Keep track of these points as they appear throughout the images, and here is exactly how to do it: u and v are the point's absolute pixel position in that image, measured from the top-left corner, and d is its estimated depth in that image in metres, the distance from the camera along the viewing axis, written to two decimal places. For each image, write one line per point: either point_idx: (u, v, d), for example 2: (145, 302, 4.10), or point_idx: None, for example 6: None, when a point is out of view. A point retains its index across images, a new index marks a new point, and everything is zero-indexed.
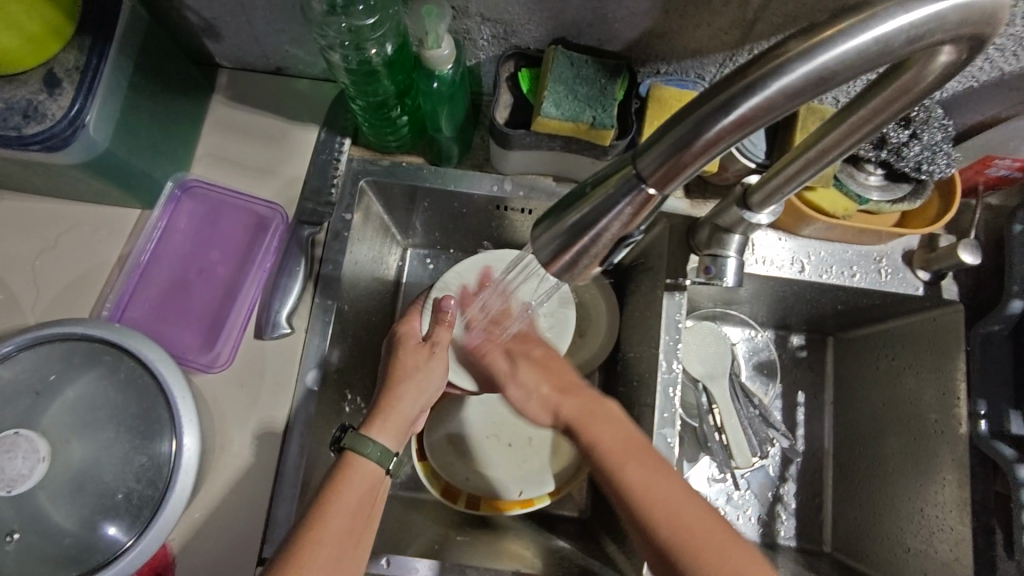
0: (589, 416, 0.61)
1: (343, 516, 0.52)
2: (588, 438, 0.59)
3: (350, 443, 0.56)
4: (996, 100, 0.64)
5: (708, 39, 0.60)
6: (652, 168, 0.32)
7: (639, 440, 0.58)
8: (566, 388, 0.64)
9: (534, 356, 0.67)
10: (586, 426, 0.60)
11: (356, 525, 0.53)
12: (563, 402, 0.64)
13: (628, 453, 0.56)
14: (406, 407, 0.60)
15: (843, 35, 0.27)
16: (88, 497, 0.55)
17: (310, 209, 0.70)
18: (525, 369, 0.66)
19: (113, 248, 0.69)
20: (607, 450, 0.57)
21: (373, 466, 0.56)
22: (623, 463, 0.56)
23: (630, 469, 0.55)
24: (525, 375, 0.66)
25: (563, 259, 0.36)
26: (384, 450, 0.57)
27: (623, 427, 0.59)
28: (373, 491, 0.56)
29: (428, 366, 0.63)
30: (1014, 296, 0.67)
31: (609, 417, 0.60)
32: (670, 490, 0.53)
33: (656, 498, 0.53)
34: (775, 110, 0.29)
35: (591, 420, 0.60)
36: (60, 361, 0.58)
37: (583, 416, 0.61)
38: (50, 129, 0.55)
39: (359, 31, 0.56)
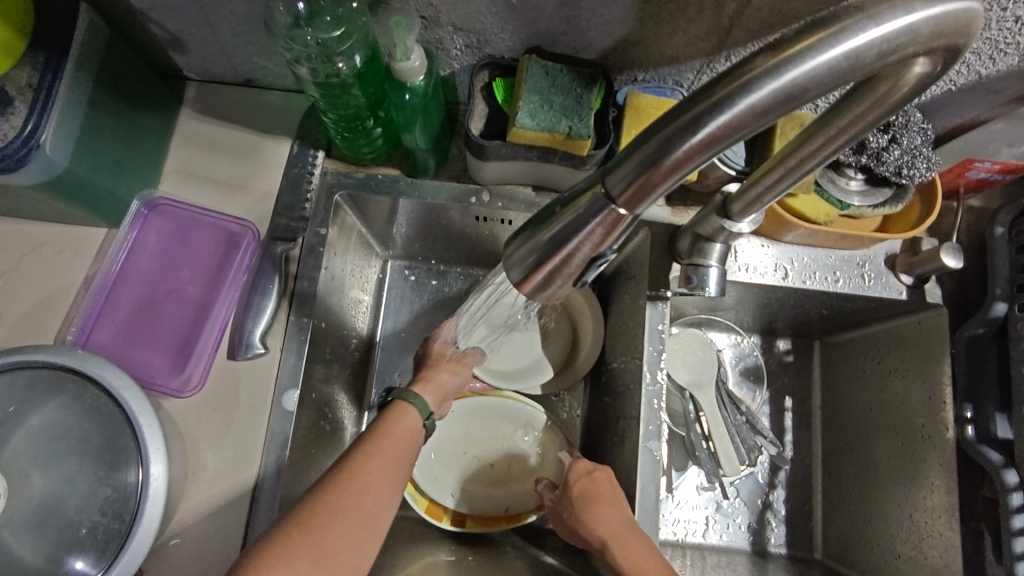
0: (623, 532, 0.58)
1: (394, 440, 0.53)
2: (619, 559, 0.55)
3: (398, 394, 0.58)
4: (975, 103, 0.64)
5: (684, 46, 0.59)
6: (622, 186, 0.31)
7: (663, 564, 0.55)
8: (610, 502, 0.60)
9: (594, 479, 0.62)
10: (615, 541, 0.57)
11: (403, 451, 0.53)
12: (598, 510, 0.60)
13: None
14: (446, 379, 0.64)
15: (810, 50, 0.26)
16: (51, 531, 0.53)
17: (283, 225, 0.68)
18: (589, 484, 0.62)
19: (79, 269, 0.67)
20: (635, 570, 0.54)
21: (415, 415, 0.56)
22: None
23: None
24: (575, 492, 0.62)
25: (536, 278, 0.35)
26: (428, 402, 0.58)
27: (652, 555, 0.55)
28: (410, 436, 0.55)
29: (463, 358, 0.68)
30: (999, 299, 0.66)
31: (641, 540, 0.57)
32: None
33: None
34: (745, 127, 0.28)
35: (627, 547, 0.56)
36: (21, 391, 0.55)
37: (618, 534, 0.57)
38: (2, 150, 0.52)
39: (325, 43, 0.54)
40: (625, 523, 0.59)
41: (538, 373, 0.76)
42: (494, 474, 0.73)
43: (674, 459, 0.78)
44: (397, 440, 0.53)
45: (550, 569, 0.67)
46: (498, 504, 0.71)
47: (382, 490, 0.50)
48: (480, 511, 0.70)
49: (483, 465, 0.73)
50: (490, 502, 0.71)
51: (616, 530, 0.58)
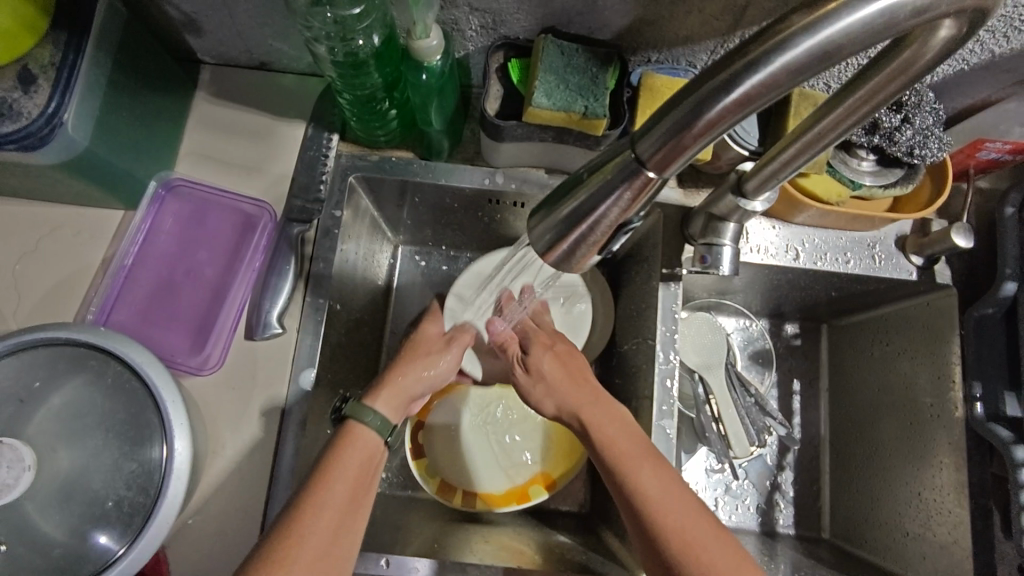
0: (596, 410, 0.60)
1: (345, 481, 0.53)
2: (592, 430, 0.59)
3: (351, 412, 0.57)
4: (987, 83, 0.64)
5: (699, 26, 0.59)
6: (653, 150, 0.31)
7: (642, 440, 0.57)
8: (581, 380, 0.63)
9: (556, 350, 0.66)
10: (586, 416, 0.60)
11: (363, 478, 0.54)
12: (570, 390, 0.62)
13: (626, 441, 0.57)
14: (410, 384, 0.62)
15: (846, 8, 0.27)
16: (77, 505, 0.54)
17: (299, 206, 0.68)
18: (540, 357, 0.65)
19: (97, 250, 0.67)
20: (610, 446, 0.57)
21: (372, 434, 0.57)
22: (622, 457, 0.55)
23: (641, 473, 0.54)
24: (539, 359, 0.65)
25: (560, 248, 0.36)
26: (384, 420, 0.57)
27: (626, 426, 0.58)
28: (371, 459, 0.56)
29: (439, 354, 0.66)
30: (1009, 278, 0.67)
31: (613, 415, 0.59)
32: (652, 473, 0.54)
33: (647, 485, 0.53)
34: (778, 88, 0.28)
35: (590, 414, 0.60)
36: (44, 368, 0.56)
37: (588, 403, 0.61)
38: (26, 128, 0.53)
39: (344, 21, 0.54)
40: (595, 396, 0.61)
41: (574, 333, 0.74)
42: (489, 425, 0.74)
43: (683, 441, 0.78)
44: (355, 462, 0.54)
45: (562, 546, 0.68)
46: (505, 476, 0.71)
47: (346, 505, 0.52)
48: (490, 488, 0.70)
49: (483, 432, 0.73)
50: (506, 480, 0.71)
51: (584, 401, 0.61)
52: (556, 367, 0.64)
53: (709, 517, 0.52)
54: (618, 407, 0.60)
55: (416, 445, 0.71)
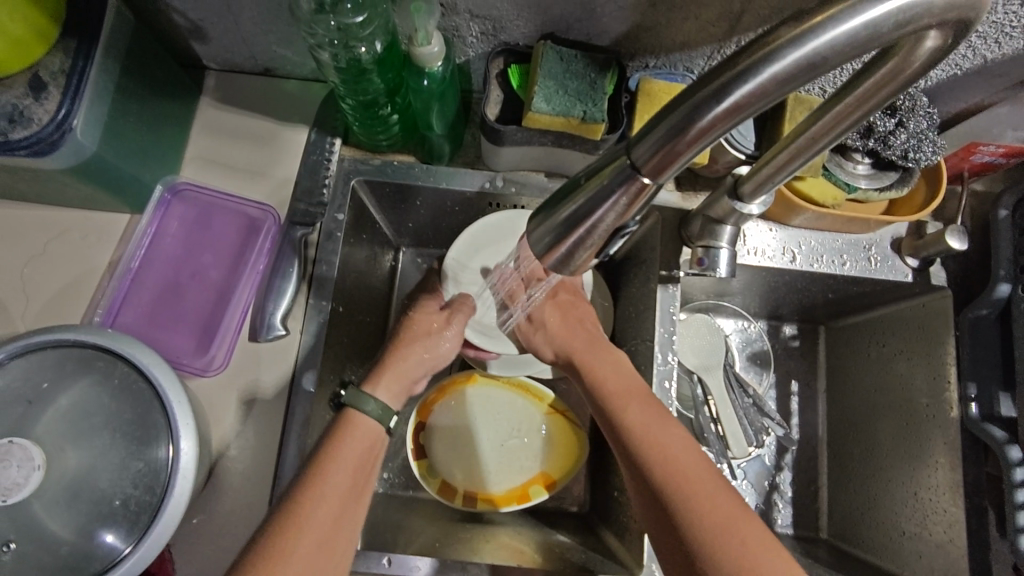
0: (595, 357, 0.65)
1: (348, 469, 0.54)
2: (588, 373, 0.64)
3: (352, 400, 0.58)
4: (980, 88, 0.65)
5: (696, 32, 0.60)
6: (647, 156, 0.32)
7: (639, 384, 0.61)
8: (581, 327, 0.69)
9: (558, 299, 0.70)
10: (583, 360, 0.65)
11: (365, 466, 0.55)
12: (569, 338, 0.68)
13: (619, 382, 0.61)
14: (411, 368, 0.63)
15: (831, 21, 0.28)
16: (85, 504, 0.55)
17: (303, 210, 0.69)
18: (541, 307, 0.70)
19: (104, 254, 0.69)
20: (606, 387, 0.61)
21: (374, 423, 0.58)
22: (615, 393, 0.60)
23: (630, 408, 0.58)
24: (541, 308, 0.70)
25: (558, 251, 0.37)
26: (383, 407, 0.58)
27: (622, 368, 0.63)
28: (373, 449, 0.57)
29: (439, 332, 0.66)
30: (1002, 280, 0.68)
31: (611, 360, 0.64)
32: (640, 406, 0.58)
33: (632, 415, 0.57)
34: (767, 97, 0.29)
35: (587, 357, 0.65)
36: (52, 369, 0.57)
37: (585, 348, 0.66)
38: (36, 134, 0.54)
39: (347, 29, 0.55)
40: (594, 341, 0.67)
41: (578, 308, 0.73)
42: (489, 424, 0.74)
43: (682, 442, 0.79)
44: (358, 449, 0.55)
45: (563, 545, 0.69)
46: (506, 477, 0.72)
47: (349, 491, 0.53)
48: (490, 489, 0.71)
49: (484, 431, 0.73)
50: (506, 480, 0.72)
51: (581, 346, 0.66)
52: (558, 316, 0.70)
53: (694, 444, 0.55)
54: (619, 353, 0.65)
55: (417, 446, 0.72)
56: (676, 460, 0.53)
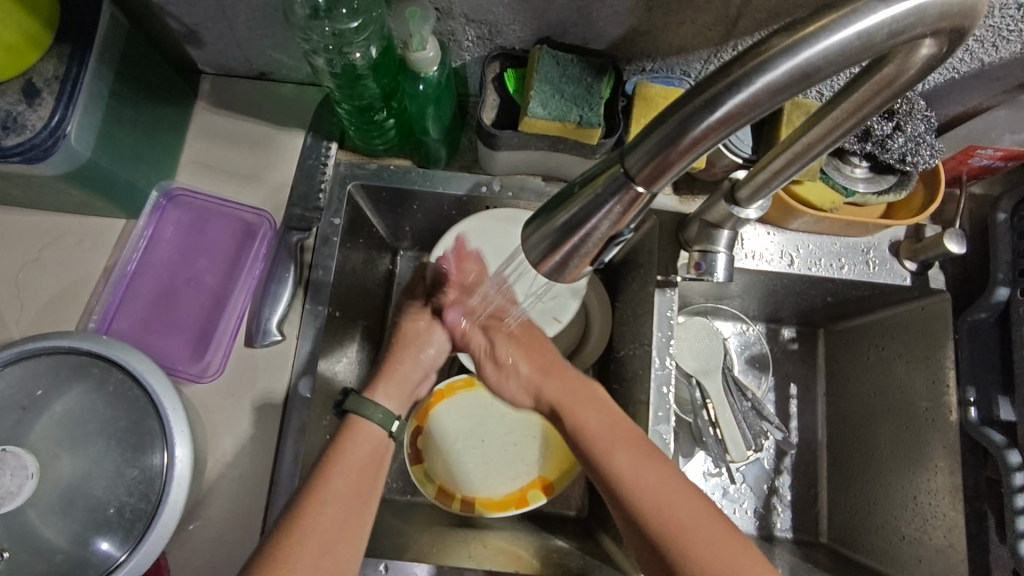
0: (574, 399, 0.60)
1: (345, 477, 0.53)
2: (569, 420, 0.59)
3: (351, 406, 0.57)
4: (977, 91, 0.65)
5: (692, 36, 0.60)
6: (640, 165, 0.32)
7: (623, 423, 0.57)
8: (554, 369, 0.62)
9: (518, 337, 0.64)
10: (562, 403, 0.60)
11: (367, 473, 0.54)
12: (546, 385, 0.62)
13: (604, 428, 0.57)
14: (410, 371, 0.63)
15: (824, 31, 0.27)
16: (79, 512, 0.54)
17: (299, 215, 0.69)
18: (504, 344, 0.64)
19: (99, 259, 0.68)
20: (593, 434, 0.57)
21: (375, 428, 0.57)
22: (601, 443, 0.56)
23: (616, 454, 0.54)
24: (504, 353, 0.64)
25: (553, 259, 0.36)
26: (385, 413, 0.57)
27: (602, 408, 0.58)
28: (376, 454, 0.56)
29: (428, 334, 0.64)
30: (1001, 283, 0.68)
31: (590, 402, 0.59)
32: (628, 456, 0.54)
33: (622, 468, 0.53)
34: (760, 106, 0.29)
35: (570, 404, 0.59)
36: (46, 376, 0.57)
37: (567, 395, 0.60)
38: (30, 140, 0.54)
39: (343, 34, 0.55)
40: (573, 382, 0.61)
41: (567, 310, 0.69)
42: (489, 428, 0.74)
43: (680, 446, 0.79)
44: (358, 459, 0.54)
45: (562, 550, 0.68)
46: (505, 481, 0.71)
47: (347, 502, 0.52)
48: (489, 493, 0.71)
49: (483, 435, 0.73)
50: (505, 484, 0.71)
51: (558, 390, 0.61)
52: (528, 361, 0.63)
53: (693, 491, 0.52)
54: (597, 388, 0.61)
55: (415, 449, 0.71)
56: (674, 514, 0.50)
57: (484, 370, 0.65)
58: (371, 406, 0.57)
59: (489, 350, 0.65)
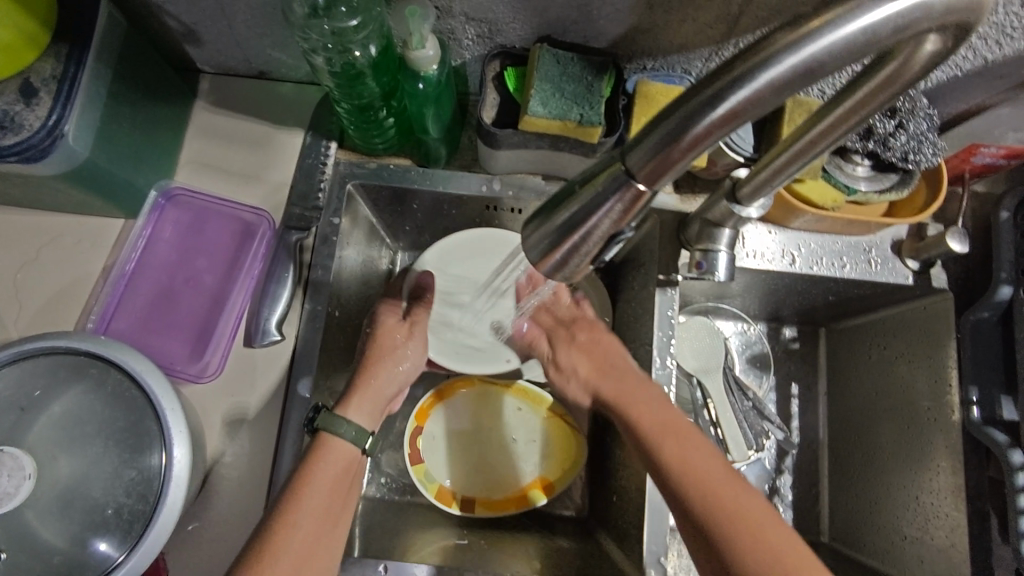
0: (632, 395, 0.62)
1: (321, 491, 0.54)
2: (626, 412, 0.61)
3: (323, 424, 0.57)
4: (980, 89, 0.65)
5: (693, 34, 0.60)
6: (642, 163, 0.31)
7: (676, 417, 0.59)
8: (611, 370, 0.66)
9: (578, 341, 0.69)
10: (620, 400, 0.62)
11: (341, 485, 0.56)
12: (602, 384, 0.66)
13: (662, 422, 0.58)
14: (383, 386, 0.63)
15: (829, 26, 0.27)
16: (78, 513, 0.54)
17: (298, 214, 0.69)
18: (565, 352, 0.70)
19: (98, 259, 0.68)
20: (648, 428, 0.58)
21: (348, 446, 0.57)
22: (656, 433, 0.57)
23: (668, 445, 0.56)
24: (565, 358, 0.70)
25: (554, 257, 0.36)
26: (358, 430, 0.58)
27: (659, 403, 0.60)
28: (349, 468, 0.57)
29: (404, 346, 0.66)
30: (1004, 282, 0.68)
31: (647, 397, 0.61)
32: (682, 446, 0.55)
33: (672, 456, 0.55)
34: (763, 103, 0.29)
35: (627, 399, 0.62)
36: (44, 376, 0.56)
37: (622, 393, 0.63)
38: (27, 140, 0.54)
39: (342, 33, 0.55)
40: (630, 382, 0.64)
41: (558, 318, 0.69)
42: (488, 429, 0.74)
43: None
44: (332, 471, 0.55)
45: (563, 551, 0.68)
46: (505, 482, 0.71)
47: (324, 513, 0.53)
48: (489, 494, 0.70)
49: (483, 436, 0.73)
50: (505, 485, 0.71)
51: (614, 386, 0.64)
52: (588, 364, 0.68)
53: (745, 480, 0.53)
54: (653, 386, 0.63)
55: (415, 449, 0.71)
56: (724, 497, 0.51)
57: (548, 372, 0.71)
58: (343, 423, 0.58)
59: (552, 356, 0.71)
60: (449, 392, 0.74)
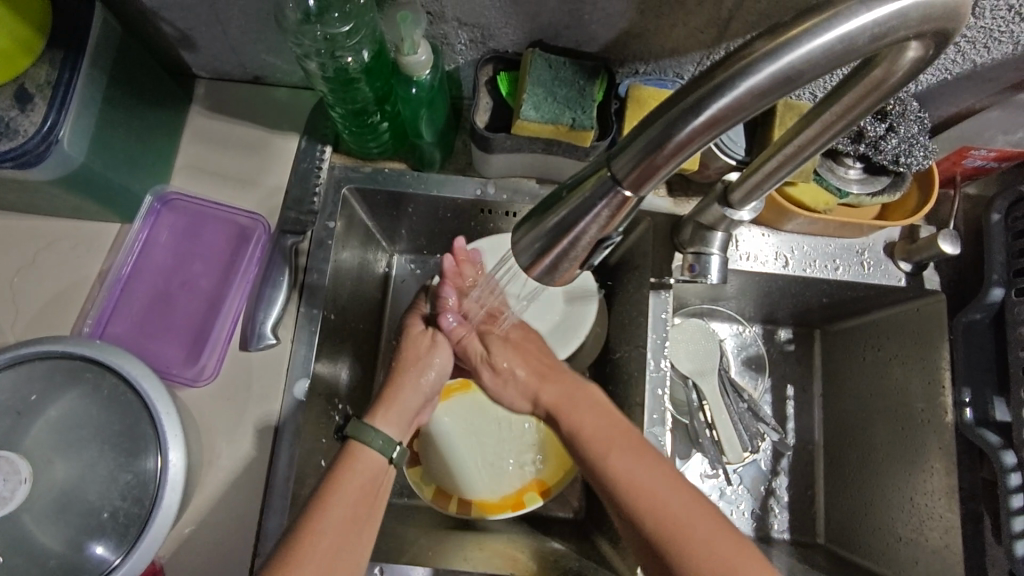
0: (569, 401, 0.61)
1: (349, 495, 0.53)
2: (567, 423, 0.59)
3: (351, 432, 0.57)
4: (970, 92, 0.65)
5: (684, 39, 0.60)
6: (628, 169, 0.32)
7: (618, 423, 0.57)
8: (546, 370, 0.65)
9: (507, 339, 0.67)
10: (558, 408, 0.61)
11: (370, 491, 0.55)
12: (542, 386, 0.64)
13: (606, 432, 0.56)
14: (409, 398, 0.62)
15: (807, 34, 0.28)
16: (74, 517, 0.54)
17: (293, 218, 0.69)
18: (498, 348, 0.67)
19: (94, 263, 0.68)
20: (587, 437, 0.57)
21: (375, 455, 0.57)
22: (598, 445, 0.56)
23: (613, 456, 0.54)
24: (500, 359, 0.67)
25: (543, 262, 0.36)
26: (386, 439, 0.57)
27: (600, 409, 0.59)
28: (378, 475, 0.57)
29: (430, 356, 0.65)
30: (995, 284, 0.68)
31: (586, 405, 0.60)
32: (624, 456, 0.54)
33: (615, 470, 0.53)
34: (745, 110, 0.29)
35: (565, 407, 0.60)
36: (40, 381, 0.57)
37: (560, 398, 0.62)
38: (22, 146, 0.54)
39: (334, 38, 0.55)
40: (566, 384, 0.63)
41: (580, 335, 0.71)
42: (485, 432, 0.74)
43: (677, 447, 0.79)
44: (359, 477, 0.55)
45: (558, 554, 0.68)
46: (501, 484, 0.71)
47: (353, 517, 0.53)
48: (484, 496, 0.70)
49: (479, 438, 0.73)
50: (501, 486, 0.71)
51: (545, 388, 0.63)
52: (522, 364, 0.66)
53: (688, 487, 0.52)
54: (594, 389, 0.61)
55: (412, 452, 0.71)
56: (663, 508, 0.50)
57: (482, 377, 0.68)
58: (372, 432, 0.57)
59: (485, 357, 0.68)
60: (447, 395, 0.75)
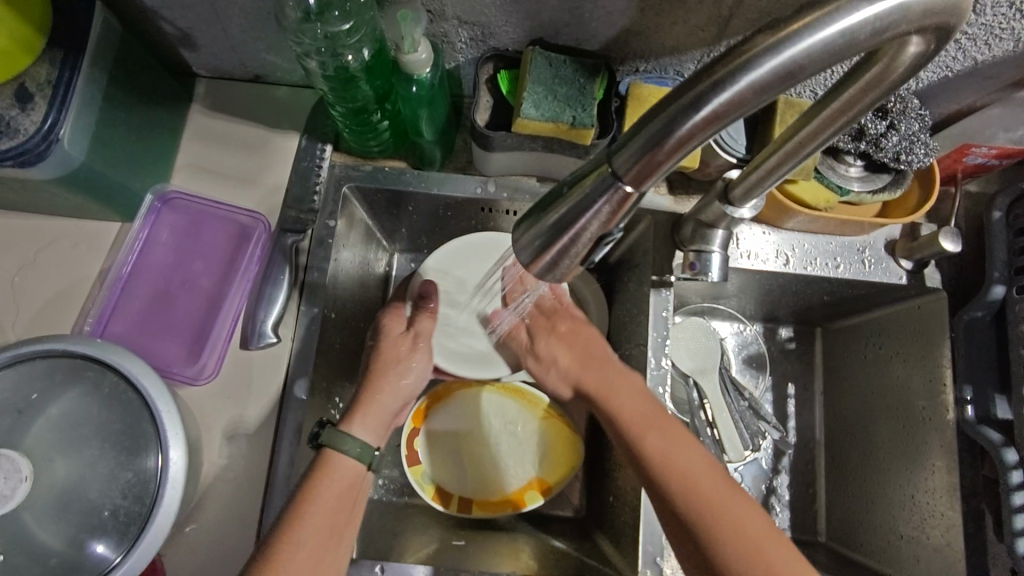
0: (614, 386, 0.63)
1: (329, 498, 0.54)
2: (609, 406, 0.61)
3: (328, 439, 0.57)
4: (971, 89, 0.65)
5: (685, 36, 0.60)
6: (628, 165, 0.32)
7: (657, 409, 0.59)
8: (593, 360, 0.66)
9: (560, 330, 0.70)
10: (603, 393, 0.62)
11: (346, 499, 0.55)
12: (582, 375, 0.66)
13: (650, 417, 0.58)
14: (387, 401, 0.63)
15: (808, 29, 0.28)
16: (74, 515, 0.54)
17: (293, 217, 0.69)
18: (544, 339, 0.70)
19: (95, 262, 0.68)
20: (628, 418, 0.59)
21: (353, 462, 0.57)
22: (638, 425, 0.58)
23: (652, 436, 0.56)
24: (547, 349, 0.70)
25: (544, 259, 0.36)
26: (362, 446, 0.58)
27: (643, 396, 0.60)
28: (355, 485, 0.57)
29: (407, 359, 0.65)
30: (997, 281, 0.68)
31: (630, 390, 0.62)
32: (663, 438, 0.56)
33: (654, 449, 0.55)
34: (745, 105, 0.29)
35: (608, 389, 0.63)
36: (41, 379, 0.57)
37: (603, 385, 0.63)
38: (23, 145, 0.54)
39: (335, 37, 0.55)
40: (608, 373, 0.64)
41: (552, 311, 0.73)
42: (484, 431, 0.73)
43: None
44: (337, 484, 0.55)
45: (559, 553, 0.68)
46: (501, 483, 0.71)
47: (330, 522, 0.53)
48: (485, 495, 0.70)
49: (478, 437, 0.73)
50: (501, 486, 0.71)
51: (591, 375, 0.65)
52: (568, 356, 0.68)
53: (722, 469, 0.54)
54: (638, 378, 0.63)
55: (411, 452, 0.71)
56: (697, 485, 0.52)
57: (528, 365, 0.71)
58: (347, 437, 0.57)
59: (530, 346, 0.71)
60: (444, 394, 0.74)
